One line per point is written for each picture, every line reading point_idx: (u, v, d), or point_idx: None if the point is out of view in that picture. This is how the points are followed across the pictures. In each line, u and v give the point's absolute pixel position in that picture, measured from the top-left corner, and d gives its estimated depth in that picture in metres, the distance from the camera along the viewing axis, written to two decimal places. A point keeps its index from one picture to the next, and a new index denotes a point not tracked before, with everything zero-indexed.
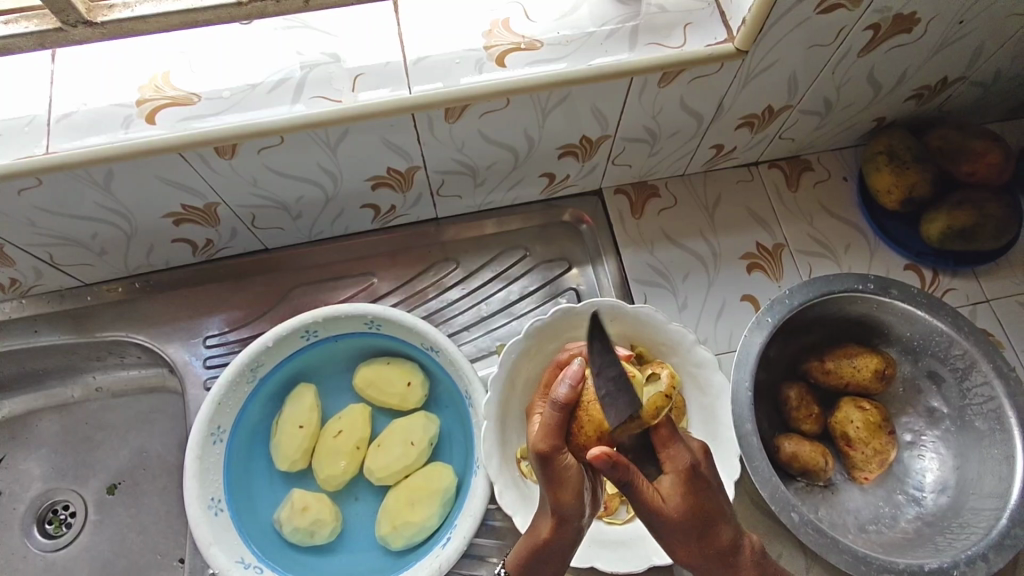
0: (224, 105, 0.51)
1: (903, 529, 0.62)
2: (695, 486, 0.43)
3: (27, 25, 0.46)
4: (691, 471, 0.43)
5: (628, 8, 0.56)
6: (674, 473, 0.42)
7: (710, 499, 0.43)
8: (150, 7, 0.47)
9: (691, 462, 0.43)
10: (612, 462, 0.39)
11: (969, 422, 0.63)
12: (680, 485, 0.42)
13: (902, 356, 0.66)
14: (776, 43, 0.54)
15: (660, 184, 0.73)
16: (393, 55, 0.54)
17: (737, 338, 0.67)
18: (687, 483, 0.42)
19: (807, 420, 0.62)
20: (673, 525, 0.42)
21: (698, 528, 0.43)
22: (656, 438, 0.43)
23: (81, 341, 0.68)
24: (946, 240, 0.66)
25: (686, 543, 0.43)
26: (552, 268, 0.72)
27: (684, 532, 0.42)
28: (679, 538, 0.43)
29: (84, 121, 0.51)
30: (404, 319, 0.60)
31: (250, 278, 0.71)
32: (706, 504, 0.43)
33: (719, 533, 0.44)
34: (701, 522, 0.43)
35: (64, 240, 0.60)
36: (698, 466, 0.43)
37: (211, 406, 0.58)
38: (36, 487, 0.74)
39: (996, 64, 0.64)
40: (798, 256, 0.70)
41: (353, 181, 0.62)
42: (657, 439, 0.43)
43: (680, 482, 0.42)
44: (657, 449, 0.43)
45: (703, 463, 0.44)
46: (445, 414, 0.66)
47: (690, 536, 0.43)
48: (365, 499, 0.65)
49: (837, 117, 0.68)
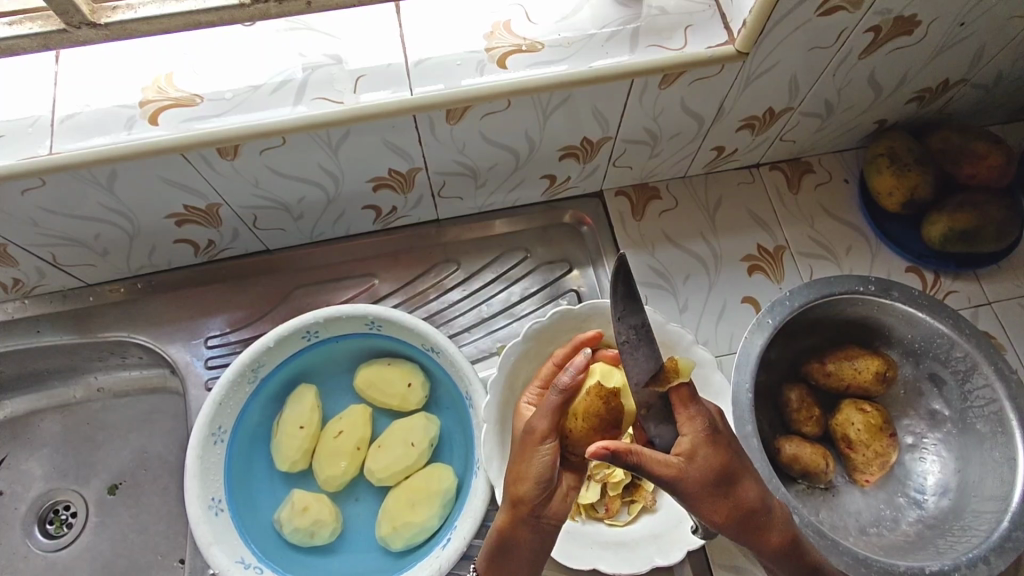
0: (226, 106, 0.52)
1: (904, 531, 0.62)
2: (715, 443, 0.44)
3: (31, 26, 0.46)
4: (709, 429, 0.45)
5: (629, 10, 0.56)
6: (693, 433, 0.45)
7: (733, 456, 0.45)
8: (154, 8, 0.47)
9: (710, 421, 0.45)
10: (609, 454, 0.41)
11: (971, 424, 0.63)
12: (700, 443, 0.44)
13: (904, 358, 0.66)
14: (777, 46, 0.55)
15: (662, 186, 0.73)
16: (395, 56, 0.54)
17: (738, 340, 0.67)
18: (706, 441, 0.44)
19: (808, 422, 0.62)
20: (697, 487, 0.43)
21: (725, 486, 0.44)
22: (675, 398, 0.46)
23: (82, 341, 0.69)
24: (948, 242, 0.65)
25: (715, 504, 0.44)
26: (553, 269, 0.72)
27: (709, 493, 0.43)
28: (708, 497, 0.43)
29: (87, 121, 0.51)
30: (405, 320, 0.60)
31: (252, 279, 0.71)
32: (727, 461, 0.44)
33: (743, 490, 0.45)
34: (722, 479, 0.44)
35: (67, 241, 0.61)
36: (716, 424, 0.45)
37: (212, 406, 0.58)
38: (37, 487, 0.74)
39: (997, 67, 0.64)
40: (798, 258, 0.70)
41: (354, 182, 0.62)
42: (676, 402, 0.46)
43: (701, 439, 0.44)
44: (678, 410, 0.46)
45: (720, 422, 0.47)
46: (445, 414, 0.66)
47: (717, 494, 0.44)
48: (366, 500, 0.66)
49: (839, 119, 0.68)
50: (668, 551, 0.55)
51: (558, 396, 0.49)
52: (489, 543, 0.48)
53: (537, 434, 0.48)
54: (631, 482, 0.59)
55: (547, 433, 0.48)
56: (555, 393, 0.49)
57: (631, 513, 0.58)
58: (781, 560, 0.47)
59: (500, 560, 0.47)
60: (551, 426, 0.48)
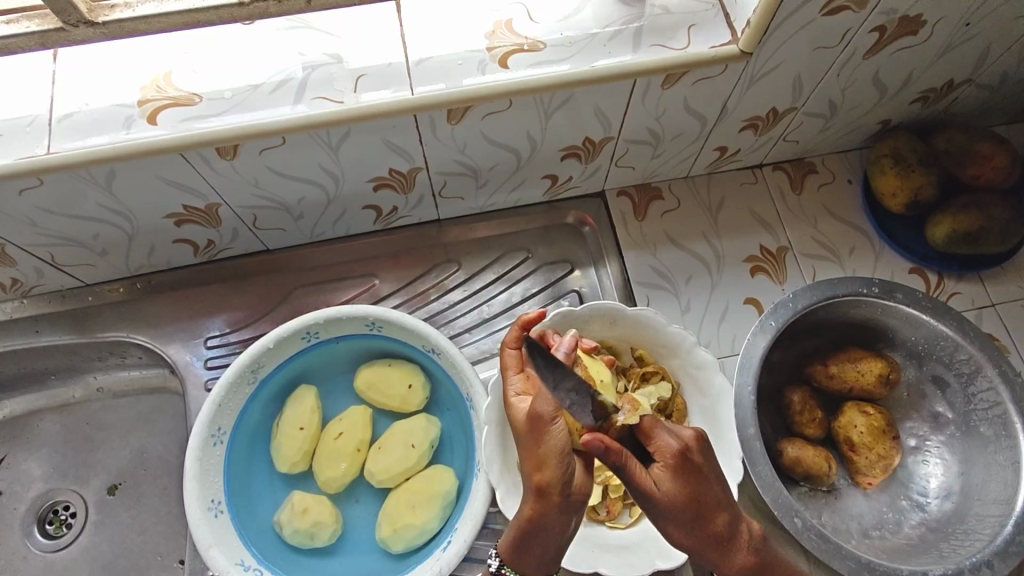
0: (225, 106, 0.51)
1: (906, 535, 0.62)
2: (687, 471, 0.44)
3: (29, 25, 0.46)
4: (679, 456, 0.44)
5: (632, 9, 0.55)
6: (663, 459, 0.44)
7: (706, 486, 0.44)
8: (152, 7, 0.47)
9: (681, 448, 0.45)
10: (602, 446, 0.42)
11: (975, 428, 0.63)
12: (670, 470, 0.44)
13: (906, 361, 0.66)
14: (781, 45, 0.54)
15: (664, 186, 0.73)
16: (396, 55, 0.54)
17: (740, 341, 0.66)
18: (676, 468, 0.44)
19: (810, 425, 0.62)
20: (666, 509, 0.44)
21: (691, 513, 0.44)
22: (641, 427, 0.46)
23: (81, 341, 0.68)
24: (952, 244, 0.65)
25: (680, 526, 0.44)
26: (554, 269, 0.72)
27: (676, 515, 0.44)
28: (674, 521, 0.44)
29: (85, 121, 0.51)
30: (406, 322, 0.60)
31: (252, 279, 0.71)
32: (700, 491, 0.44)
33: (712, 520, 0.45)
34: (691, 507, 0.44)
35: (65, 241, 0.60)
36: (690, 449, 0.45)
37: (211, 407, 0.58)
38: (36, 487, 0.74)
39: (1003, 67, 0.64)
40: (801, 259, 0.70)
41: (355, 182, 0.61)
42: (643, 429, 0.46)
43: (670, 466, 0.44)
44: (645, 436, 0.46)
45: (698, 449, 0.46)
46: (446, 415, 0.66)
47: (685, 518, 0.44)
48: (366, 502, 0.65)
49: (843, 119, 0.67)
50: (670, 554, 0.55)
51: (557, 375, 0.47)
52: (516, 528, 0.48)
53: (547, 414, 0.46)
54: None
55: (558, 412, 0.46)
56: (554, 374, 0.47)
57: (631, 517, 0.58)
58: None
59: (529, 544, 0.48)
60: (556, 401, 0.46)
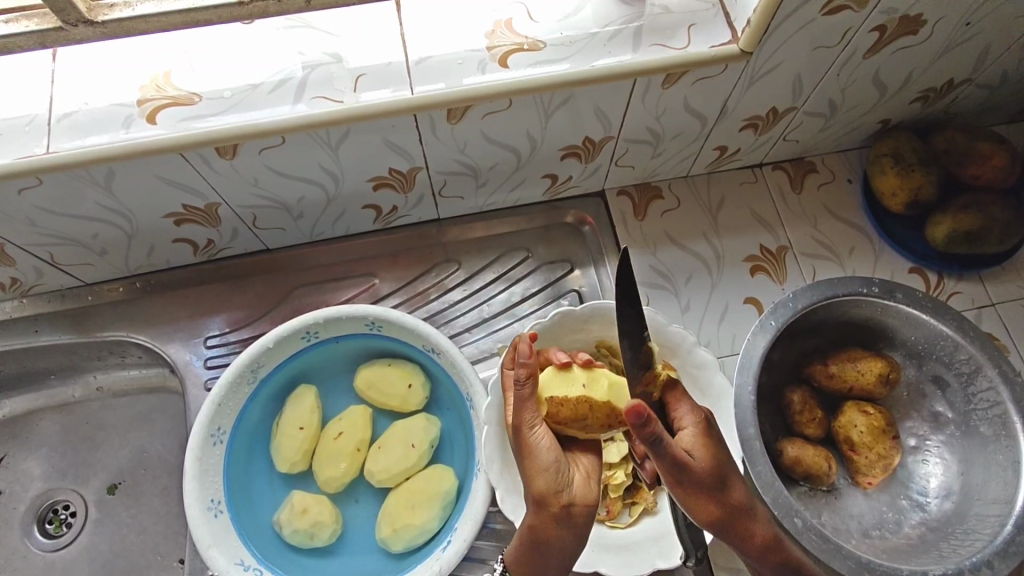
0: (224, 106, 0.51)
1: (906, 535, 0.62)
2: (711, 436, 0.47)
3: (28, 24, 0.46)
4: (703, 423, 0.48)
5: (632, 8, 0.55)
6: (689, 427, 0.48)
7: (725, 454, 0.48)
8: (151, 6, 0.47)
9: (703, 417, 0.48)
10: (647, 417, 0.41)
11: (974, 428, 0.62)
12: (697, 435, 0.47)
13: (906, 360, 0.66)
14: (781, 45, 0.54)
15: (663, 185, 0.73)
16: (395, 55, 0.54)
17: (740, 341, 0.66)
18: (702, 433, 0.47)
19: (810, 424, 0.62)
20: (698, 476, 0.45)
21: (717, 480, 0.46)
22: (666, 399, 0.49)
23: (81, 341, 0.68)
24: (951, 243, 0.65)
25: (708, 496, 0.46)
26: (554, 269, 0.72)
27: (705, 483, 0.46)
28: (703, 493, 0.46)
29: (85, 120, 0.50)
30: (406, 322, 0.60)
31: (251, 278, 0.70)
32: (721, 457, 0.47)
33: (732, 488, 0.47)
34: (717, 473, 0.46)
35: (65, 240, 0.60)
36: (709, 421, 0.48)
37: (211, 407, 0.58)
38: (36, 486, 0.74)
39: (1003, 67, 0.64)
40: (801, 258, 0.70)
41: (354, 181, 0.61)
42: (668, 401, 0.49)
43: (696, 432, 0.47)
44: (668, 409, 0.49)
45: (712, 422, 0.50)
46: (446, 415, 0.66)
47: (712, 489, 0.46)
48: (365, 502, 0.65)
49: (843, 119, 0.67)
50: (670, 554, 0.55)
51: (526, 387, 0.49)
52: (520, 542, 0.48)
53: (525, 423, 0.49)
54: (631, 485, 0.58)
55: (534, 419, 0.50)
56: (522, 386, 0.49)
57: (631, 516, 0.58)
58: (767, 561, 0.49)
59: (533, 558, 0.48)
60: (528, 414, 0.50)
